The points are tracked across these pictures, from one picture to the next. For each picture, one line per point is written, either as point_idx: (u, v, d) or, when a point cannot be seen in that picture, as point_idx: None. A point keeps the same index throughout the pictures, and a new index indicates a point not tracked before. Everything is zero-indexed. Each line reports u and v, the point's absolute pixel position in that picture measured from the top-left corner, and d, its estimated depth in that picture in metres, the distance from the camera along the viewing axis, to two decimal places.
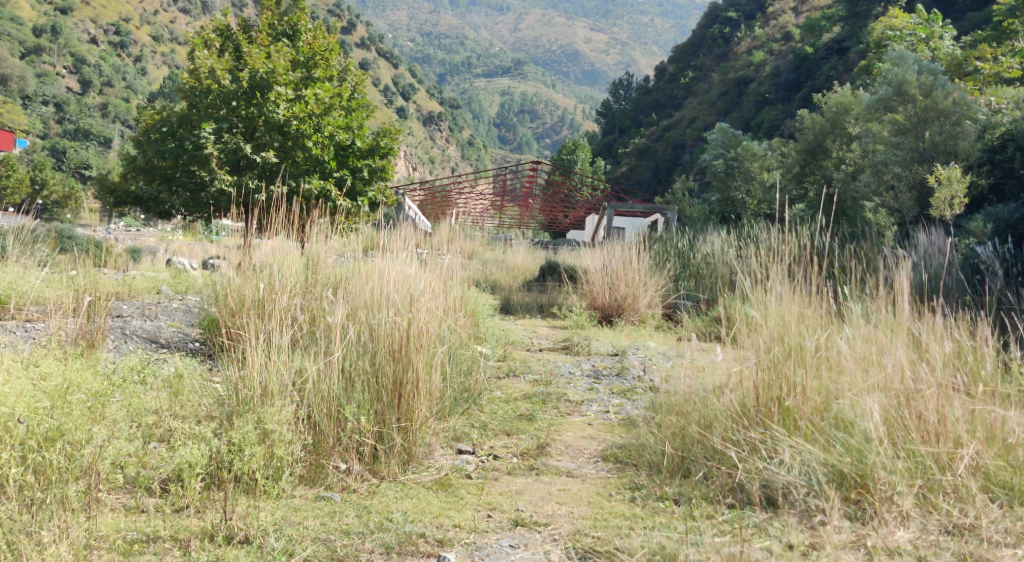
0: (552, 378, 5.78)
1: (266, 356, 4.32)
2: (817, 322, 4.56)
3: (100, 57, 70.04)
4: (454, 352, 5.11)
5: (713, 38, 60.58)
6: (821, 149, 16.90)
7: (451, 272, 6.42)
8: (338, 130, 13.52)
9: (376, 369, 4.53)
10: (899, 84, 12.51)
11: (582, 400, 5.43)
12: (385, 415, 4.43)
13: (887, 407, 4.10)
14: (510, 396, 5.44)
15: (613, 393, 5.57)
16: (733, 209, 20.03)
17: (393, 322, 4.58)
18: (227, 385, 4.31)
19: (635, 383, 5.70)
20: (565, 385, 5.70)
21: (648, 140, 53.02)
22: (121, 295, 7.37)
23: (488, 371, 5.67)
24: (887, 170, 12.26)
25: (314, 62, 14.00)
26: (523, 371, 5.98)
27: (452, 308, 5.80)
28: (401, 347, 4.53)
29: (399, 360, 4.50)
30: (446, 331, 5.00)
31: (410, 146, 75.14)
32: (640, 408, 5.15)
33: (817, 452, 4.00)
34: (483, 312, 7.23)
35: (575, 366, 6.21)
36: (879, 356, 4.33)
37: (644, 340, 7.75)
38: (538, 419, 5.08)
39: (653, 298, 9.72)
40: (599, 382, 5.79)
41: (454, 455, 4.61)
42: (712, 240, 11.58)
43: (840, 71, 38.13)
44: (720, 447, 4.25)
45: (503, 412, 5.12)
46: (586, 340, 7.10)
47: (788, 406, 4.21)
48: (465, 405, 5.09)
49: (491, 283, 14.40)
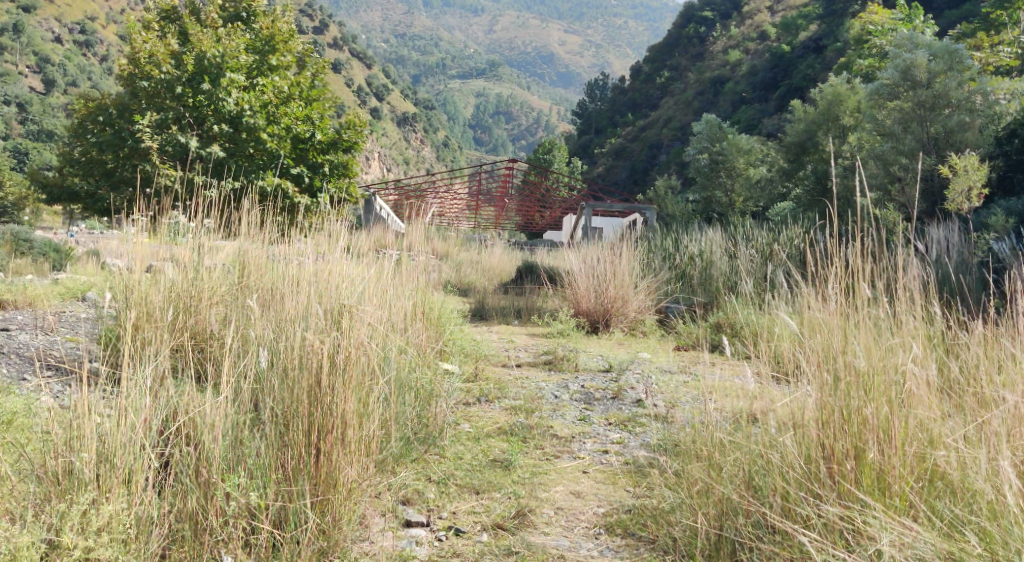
0: (533, 405, 4.72)
1: (125, 400, 3.32)
2: (889, 334, 3.55)
3: (65, 56, 68.33)
4: (396, 386, 4.10)
5: (688, 38, 59.79)
6: (811, 142, 15.87)
7: (405, 277, 5.43)
8: (297, 121, 12.53)
9: (296, 414, 3.51)
10: (905, 68, 11.65)
11: (572, 436, 4.40)
12: (296, 482, 3.41)
13: (1018, 465, 3.11)
14: (481, 430, 4.41)
15: (610, 425, 4.54)
16: (717, 208, 19.11)
17: (311, 347, 3.61)
18: (50, 441, 3.27)
19: (638, 411, 4.66)
20: (549, 413, 4.68)
21: (625, 139, 52.08)
22: (21, 303, 6.33)
23: (452, 397, 4.62)
24: (892, 162, 11.31)
25: (275, 49, 12.89)
26: (498, 396, 4.90)
27: (399, 319, 4.77)
28: (318, 384, 3.54)
29: (314, 404, 3.51)
30: (383, 356, 4.02)
31: (384, 147, 74.05)
32: (647, 446, 4.17)
33: (929, 538, 2.98)
34: (450, 318, 6.17)
35: (562, 388, 5.14)
36: (990, 391, 3.38)
37: (637, 352, 6.72)
38: (516, 467, 4.06)
39: (643, 301, 8.68)
40: (595, 407, 4.78)
41: (398, 531, 3.58)
42: (702, 237, 10.61)
43: (818, 70, 37.36)
44: (780, 523, 3.26)
45: (470, 457, 4.10)
46: (572, 352, 6.06)
47: (868, 461, 3.21)
48: (420, 451, 4.08)
49: (464, 285, 13.41)
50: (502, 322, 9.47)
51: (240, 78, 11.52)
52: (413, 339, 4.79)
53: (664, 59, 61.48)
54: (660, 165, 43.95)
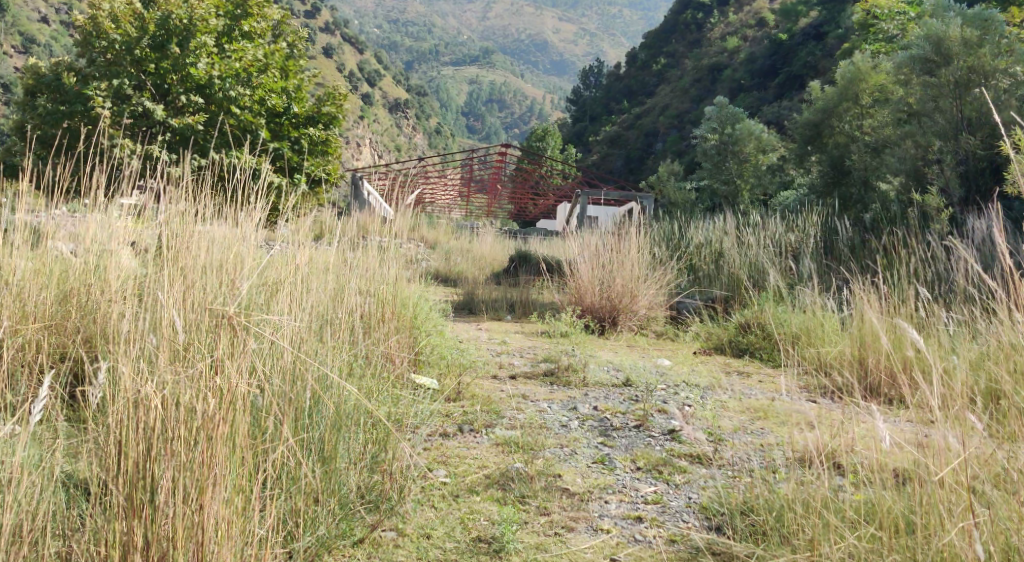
0: (531, 440, 3.62)
1: None
2: None
3: (52, 37, 66.40)
4: (323, 440, 3.09)
5: (685, 25, 58.49)
6: (827, 123, 14.66)
7: (359, 271, 4.35)
8: (271, 93, 11.21)
9: (139, 520, 2.64)
10: (936, 41, 9.78)
11: (588, 492, 3.30)
12: None
13: None
14: (459, 485, 3.32)
15: (637, 471, 3.45)
16: (722, 196, 17.99)
17: (148, 408, 2.66)
18: None
19: (667, 452, 3.59)
20: (552, 452, 3.59)
21: (620, 126, 50.85)
22: None
23: (422, 434, 3.52)
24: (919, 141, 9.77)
25: (249, 14, 11.56)
26: (487, 425, 3.80)
27: (339, 327, 3.69)
28: (148, 462, 2.66)
29: (142, 492, 2.65)
30: (287, 399, 3.01)
31: (375, 133, 72.70)
32: (687, 519, 3.12)
33: None
34: (430, 316, 5.09)
35: (567, 410, 4.05)
36: None
37: (657, 359, 5.66)
38: (510, 553, 2.94)
39: (654, 297, 7.61)
40: (613, 441, 3.70)
41: None
42: (715, 225, 9.53)
43: (818, 56, 36.11)
44: None
45: (441, 536, 3.04)
46: (578, 360, 4.98)
47: None
48: (374, 528, 3.06)
49: (451, 277, 12.30)
50: (494, 318, 8.34)
51: (211, 42, 10.33)
52: (365, 355, 3.71)
53: (661, 45, 60.19)
54: (656, 153, 42.81)
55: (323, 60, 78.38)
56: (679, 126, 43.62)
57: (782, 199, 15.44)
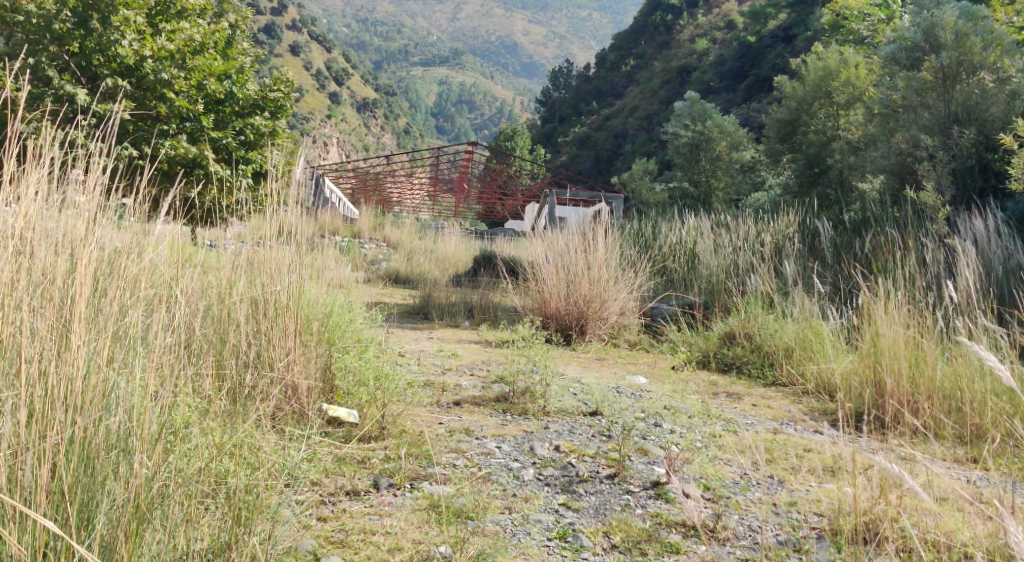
0: (471, 505, 2.85)
1: None
2: None
3: None
4: (109, 544, 2.48)
5: (654, 26, 57.82)
6: (802, 122, 13.77)
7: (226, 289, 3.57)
8: (209, 77, 10.08)
9: None
10: (927, 27, 8.61)
11: None
12: None
13: None
14: None
15: (613, 550, 2.72)
16: (693, 195, 17.12)
17: None
18: None
19: (648, 522, 2.86)
20: (496, 522, 2.81)
21: (590, 127, 50.05)
22: None
23: (309, 501, 2.78)
24: (904, 132, 8.62)
25: None
26: (417, 481, 3.03)
27: (170, 362, 2.90)
28: None
29: None
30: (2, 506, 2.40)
31: (344, 133, 71.33)
32: None
33: None
34: (360, 328, 4.18)
35: (519, 454, 3.29)
36: None
37: (633, 376, 4.85)
38: None
39: (626, 301, 6.76)
40: (580, 503, 2.95)
41: None
42: (690, 223, 8.71)
43: (787, 59, 35.63)
44: None
45: None
46: (537, 381, 4.10)
47: None
48: None
49: (409, 279, 11.37)
50: (446, 325, 7.47)
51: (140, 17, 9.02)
52: (206, 412, 2.98)
53: (630, 46, 59.57)
54: (625, 155, 42.08)
55: (290, 59, 76.88)
56: (648, 128, 42.88)
57: (753, 199, 14.56)
